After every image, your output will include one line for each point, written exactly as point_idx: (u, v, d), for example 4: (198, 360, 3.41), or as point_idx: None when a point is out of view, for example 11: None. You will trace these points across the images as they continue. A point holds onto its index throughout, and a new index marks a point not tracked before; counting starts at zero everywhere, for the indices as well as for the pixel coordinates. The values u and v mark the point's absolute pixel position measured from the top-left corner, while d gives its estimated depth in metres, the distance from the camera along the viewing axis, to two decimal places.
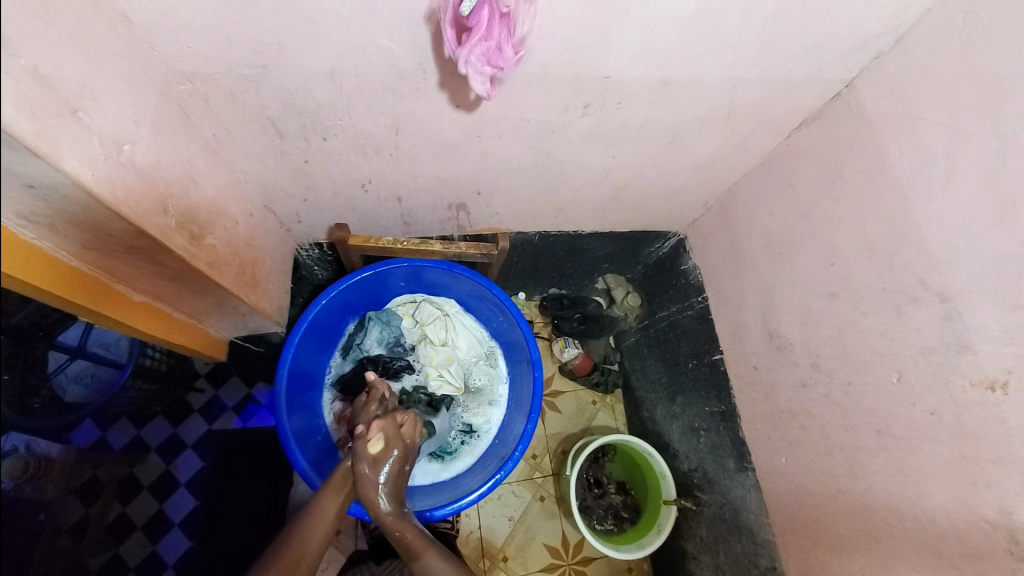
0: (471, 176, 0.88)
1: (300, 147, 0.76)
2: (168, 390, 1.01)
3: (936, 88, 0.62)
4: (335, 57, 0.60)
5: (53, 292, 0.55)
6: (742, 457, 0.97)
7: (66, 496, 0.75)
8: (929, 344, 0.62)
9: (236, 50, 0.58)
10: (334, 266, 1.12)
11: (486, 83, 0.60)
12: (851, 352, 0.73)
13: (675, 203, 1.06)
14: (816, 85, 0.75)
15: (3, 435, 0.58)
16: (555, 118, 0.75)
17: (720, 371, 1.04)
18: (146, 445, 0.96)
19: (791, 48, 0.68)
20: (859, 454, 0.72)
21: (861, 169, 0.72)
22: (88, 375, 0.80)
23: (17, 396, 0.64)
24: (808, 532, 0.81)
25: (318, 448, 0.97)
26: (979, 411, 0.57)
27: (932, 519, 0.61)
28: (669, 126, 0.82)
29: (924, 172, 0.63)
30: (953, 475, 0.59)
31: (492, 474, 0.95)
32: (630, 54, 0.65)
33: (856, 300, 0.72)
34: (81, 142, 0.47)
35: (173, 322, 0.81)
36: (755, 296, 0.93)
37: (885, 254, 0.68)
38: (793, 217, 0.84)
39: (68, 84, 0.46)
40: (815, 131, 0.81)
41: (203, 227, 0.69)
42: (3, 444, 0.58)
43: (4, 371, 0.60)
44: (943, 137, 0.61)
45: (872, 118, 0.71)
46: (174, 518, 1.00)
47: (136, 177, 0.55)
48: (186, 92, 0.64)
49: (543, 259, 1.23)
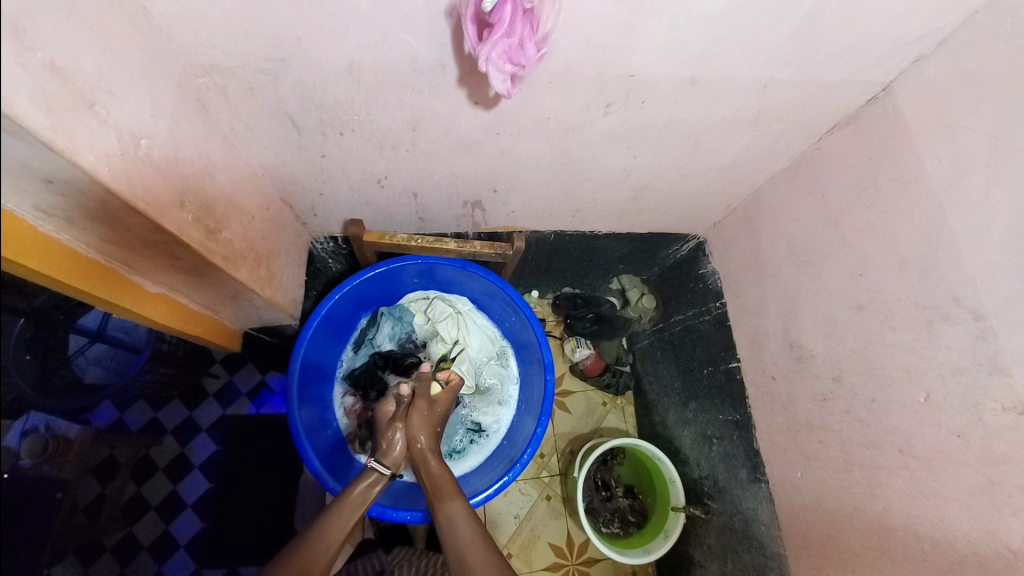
0: (488, 174, 0.87)
1: (316, 142, 0.75)
2: (184, 375, 1.03)
3: (981, 97, 0.59)
4: (353, 51, 0.59)
5: (70, 283, 0.56)
6: (756, 468, 0.95)
7: (85, 476, 0.77)
8: (959, 364, 0.59)
9: (254, 44, 0.57)
10: (348, 260, 1.12)
11: (506, 81, 0.58)
12: (876, 367, 0.70)
13: (696, 205, 1.04)
14: (850, 88, 0.72)
15: (23, 414, 0.60)
16: (576, 116, 0.74)
17: (736, 380, 1.01)
18: (162, 428, 1.01)
19: (826, 51, 0.65)
20: (878, 472, 0.69)
21: (896, 178, 0.69)
22: (108, 358, 0.81)
23: (39, 377, 0.66)
24: (820, 548, 0.79)
25: (328, 442, 0.97)
26: (1009, 437, 0.54)
27: (952, 543, 0.59)
28: (693, 127, 0.79)
29: (963, 183, 0.60)
30: (978, 501, 0.57)
31: (501, 476, 0.95)
32: (656, 53, 0.63)
33: (883, 314, 0.69)
34: (97, 136, 0.46)
35: (188, 314, 0.81)
36: (777, 304, 0.91)
37: (917, 267, 0.65)
38: (820, 225, 0.81)
39: (84, 77, 0.46)
40: (848, 136, 0.77)
41: (219, 220, 0.69)
42: (23, 422, 0.60)
43: (25, 353, 0.61)
44: (986, 147, 0.58)
45: (910, 126, 0.67)
46: (188, 498, 1.03)
47: (152, 171, 0.55)
48: (203, 85, 0.63)
49: (558, 258, 1.22)
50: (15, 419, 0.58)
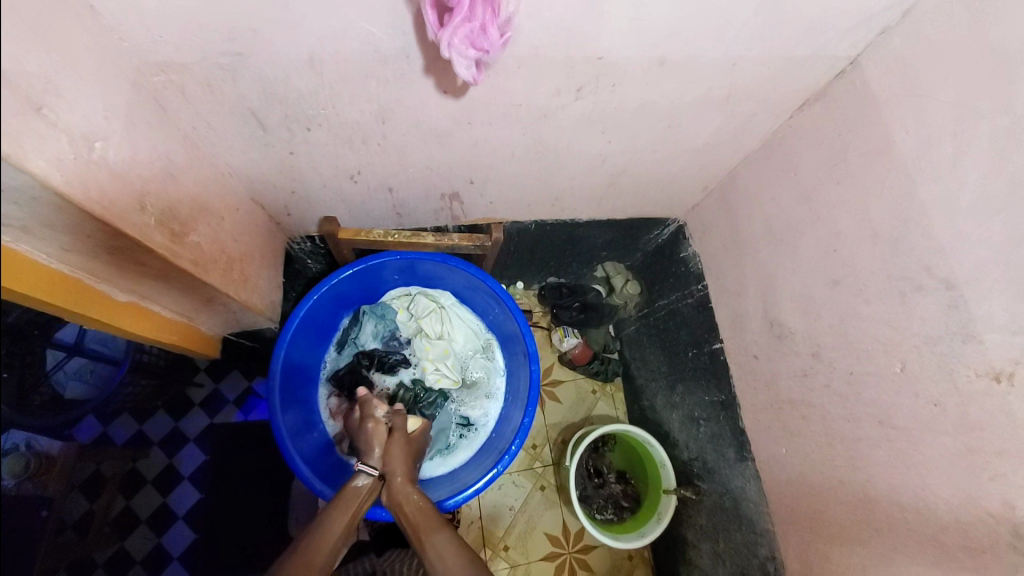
0: (463, 165, 0.86)
1: (283, 138, 0.73)
2: (167, 384, 1.00)
3: (944, 67, 0.59)
4: (314, 42, 0.57)
5: (30, 294, 0.53)
6: (742, 447, 0.96)
7: (70, 493, 0.75)
8: (933, 333, 0.60)
9: (210, 38, 0.55)
10: (327, 259, 1.10)
11: (472, 68, 0.57)
12: (853, 341, 0.71)
13: (674, 188, 1.04)
14: (818, 63, 0.72)
15: (3, 433, 0.57)
16: (546, 102, 0.73)
17: (721, 361, 1.02)
18: (149, 440, 0.99)
19: (791, 26, 0.65)
20: (860, 444, 0.70)
21: (865, 152, 0.69)
22: (87, 372, 0.78)
23: (18, 393, 0.62)
24: (808, 522, 0.81)
25: (313, 446, 0.96)
26: (984, 403, 0.55)
27: (934, 510, 0.60)
28: (664, 109, 0.79)
29: (931, 153, 0.60)
30: (957, 468, 0.58)
31: (490, 467, 0.95)
32: (623, 34, 0.62)
33: (859, 288, 0.70)
34: (47, 140, 0.45)
35: (161, 321, 0.78)
36: (756, 284, 0.91)
37: (889, 240, 0.65)
38: (794, 202, 0.82)
39: (30, 79, 0.44)
40: (818, 113, 0.78)
41: (185, 224, 0.67)
42: (5, 442, 0.57)
43: (3, 371, 0.57)
44: (951, 117, 0.58)
45: (877, 99, 0.68)
46: (179, 511, 1.01)
47: (108, 175, 0.53)
48: (160, 84, 0.61)
49: (540, 248, 1.21)
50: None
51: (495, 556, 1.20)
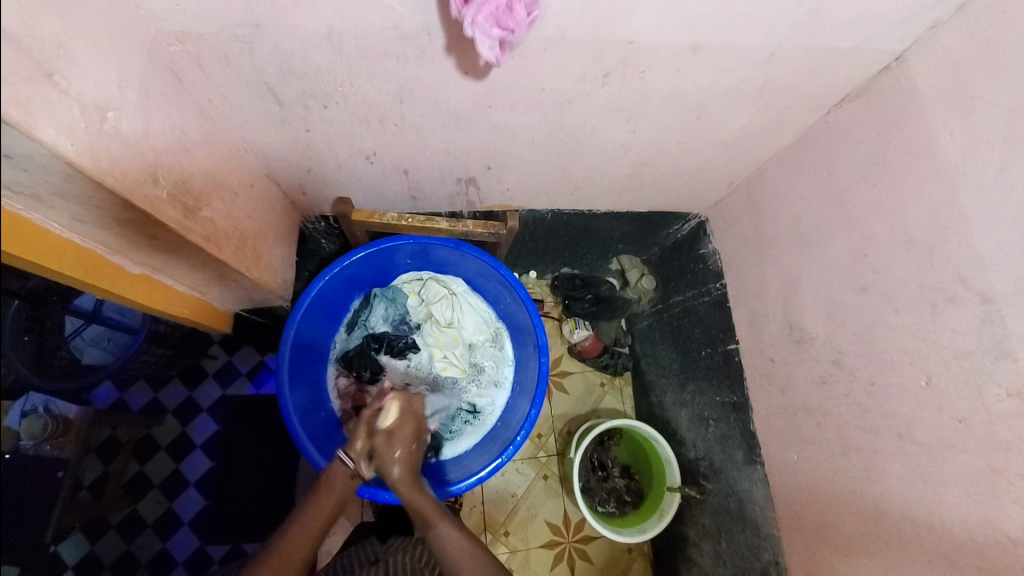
0: (481, 148, 0.84)
1: (300, 115, 0.72)
2: (182, 355, 1.02)
3: (1000, 65, 0.55)
4: (331, 16, 0.55)
5: (40, 262, 0.53)
6: (752, 450, 0.94)
7: (86, 456, 0.76)
8: (964, 347, 0.57)
9: (226, 8, 0.54)
10: (341, 239, 1.10)
11: (495, 48, 0.55)
12: (877, 350, 0.69)
13: (698, 182, 1.01)
14: (862, 57, 0.68)
15: (22, 395, 0.57)
16: (571, 87, 0.70)
17: (735, 362, 1.00)
18: (162, 407, 1.07)
19: (836, 15, 0.61)
20: (876, 456, 0.68)
21: (905, 153, 0.66)
22: (104, 339, 0.81)
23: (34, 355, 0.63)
24: (816, 530, 0.79)
25: (321, 425, 0.96)
26: (1012, 423, 0.52)
27: (947, 529, 0.58)
28: (694, 99, 0.76)
29: (978, 159, 0.57)
30: (977, 487, 0.56)
31: (495, 457, 0.95)
32: (657, 16, 0.59)
33: (888, 296, 0.67)
34: (58, 109, 0.44)
35: (175, 295, 0.79)
36: (778, 285, 0.88)
37: (924, 248, 0.62)
38: (825, 203, 0.78)
39: (41, 44, 0.43)
40: (858, 109, 0.74)
41: (199, 198, 0.67)
42: (23, 404, 0.58)
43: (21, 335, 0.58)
44: (1002, 120, 0.54)
45: (923, 97, 0.64)
46: (190, 476, 1.06)
47: (120, 145, 0.52)
48: (177, 55, 0.61)
49: (556, 238, 1.19)
50: (17, 400, 0.55)
51: (495, 541, 1.21)
